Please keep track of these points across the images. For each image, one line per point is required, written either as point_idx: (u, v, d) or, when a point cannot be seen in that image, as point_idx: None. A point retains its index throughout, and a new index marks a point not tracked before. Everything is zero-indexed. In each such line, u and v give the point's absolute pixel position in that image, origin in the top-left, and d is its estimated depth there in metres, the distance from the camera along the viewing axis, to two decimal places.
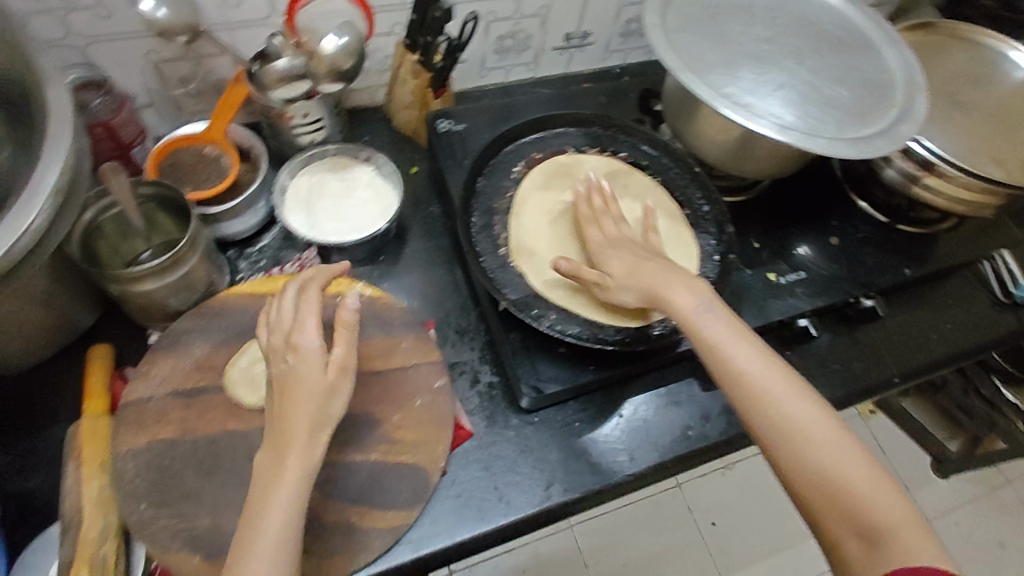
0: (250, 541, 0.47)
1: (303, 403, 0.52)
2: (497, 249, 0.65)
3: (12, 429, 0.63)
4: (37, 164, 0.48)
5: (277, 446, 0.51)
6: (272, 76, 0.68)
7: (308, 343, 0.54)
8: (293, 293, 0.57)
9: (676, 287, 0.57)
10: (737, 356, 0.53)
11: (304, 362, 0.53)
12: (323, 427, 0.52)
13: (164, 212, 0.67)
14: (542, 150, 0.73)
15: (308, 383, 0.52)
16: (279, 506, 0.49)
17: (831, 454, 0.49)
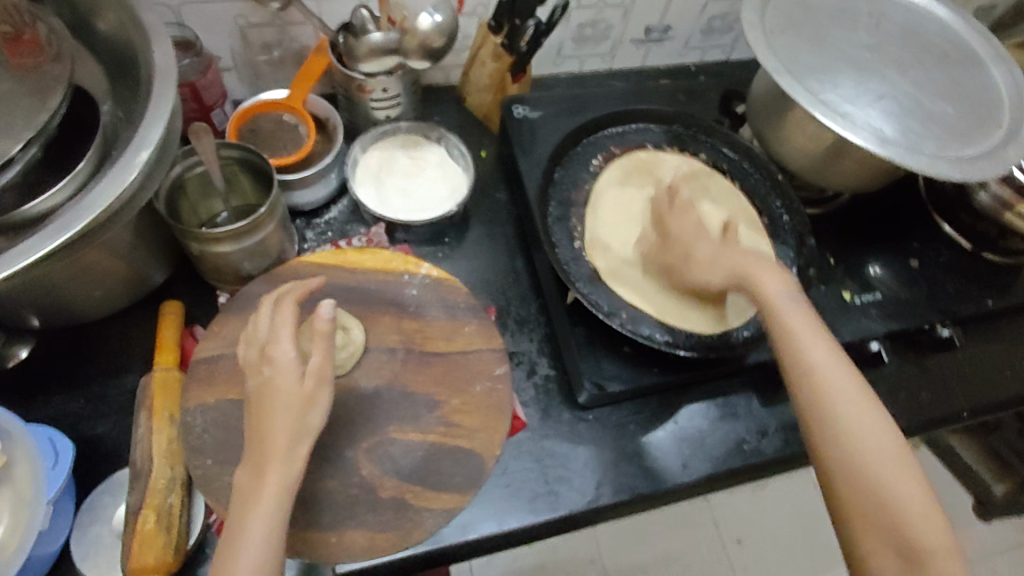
0: (230, 557, 0.47)
1: (278, 416, 0.50)
2: (572, 241, 0.64)
3: (87, 375, 0.65)
4: (143, 121, 0.49)
5: (255, 461, 0.49)
6: (364, 49, 0.70)
7: (280, 355, 0.52)
8: (269, 308, 0.56)
9: (765, 274, 0.58)
10: (812, 351, 0.54)
11: (276, 373, 0.51)
12: (301, 439, 0.50)
13: (245, 176, 0.68)
14: (621, 145, 0.71)
15: (280, 395, 0.50)
16: (257, 523, 0.48)
17: (887, 474, 0.50)
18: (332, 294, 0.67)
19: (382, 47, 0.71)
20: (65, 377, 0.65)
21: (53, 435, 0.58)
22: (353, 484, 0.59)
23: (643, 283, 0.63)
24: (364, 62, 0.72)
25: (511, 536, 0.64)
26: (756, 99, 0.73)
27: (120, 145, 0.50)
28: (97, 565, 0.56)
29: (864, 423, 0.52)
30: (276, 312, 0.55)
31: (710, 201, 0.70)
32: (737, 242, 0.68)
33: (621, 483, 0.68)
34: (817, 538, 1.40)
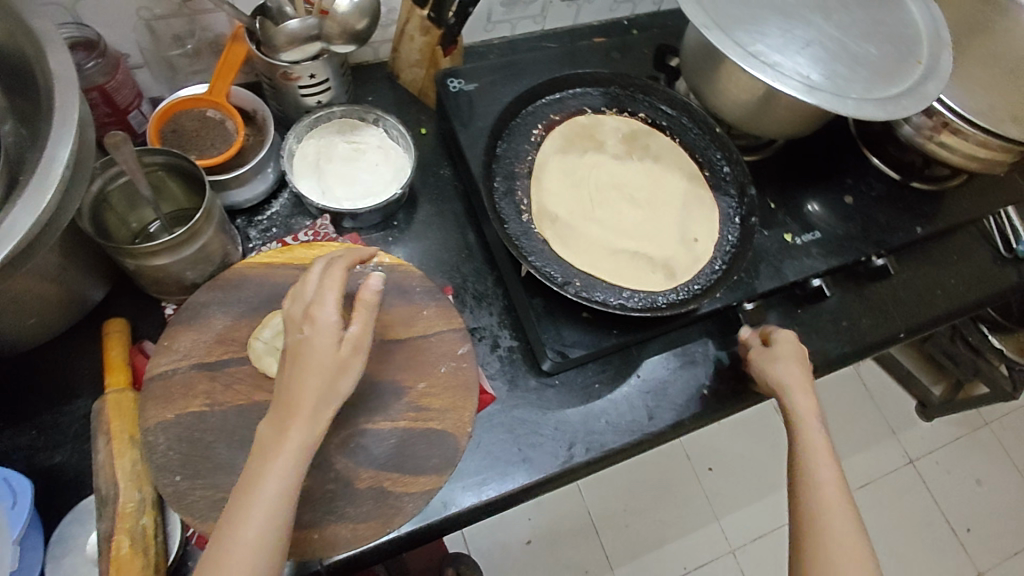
0: (241, 509, 0.47)
1: (309, 377, 0.50)
2: (521, 215, 0.64)
3: (35, 404, 0.63)
4: (49, 139, 0.46)
5: (281, 417, 0.50)
6: (283, 39, 0.67)
7: (325, 317, 0.51)
8: (320, 268, 0.56)
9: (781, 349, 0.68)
10: (792, 397, 0.64)
11: (315, 335, 0.51)
12: (325, 405, 0.51)
13: (174, 180, 0.65)
14: (560, 112, 0.71)
15: (318, 357, 0.50)
16: (272, 479, 0.48)
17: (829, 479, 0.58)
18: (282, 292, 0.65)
19: (303, 34, 0.68)
20: (11, 411, 0.62)
21: (9, 473, 0.56)
22: (329, 478, 0.59)
23: (594, 250, 0.64)
24: (286, 49, 0.69)
25: (491, 504, 0.66)
26: (690, 53, 0.73)
27: (27, 168, 0.47)
28: None
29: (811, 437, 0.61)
30: (319, 275, 0.54)
31: (651, 160, 0.71)
32: (680, 199, 0.69)
33: (592, 442, 0.70)
34: (780, 463, 1.48)
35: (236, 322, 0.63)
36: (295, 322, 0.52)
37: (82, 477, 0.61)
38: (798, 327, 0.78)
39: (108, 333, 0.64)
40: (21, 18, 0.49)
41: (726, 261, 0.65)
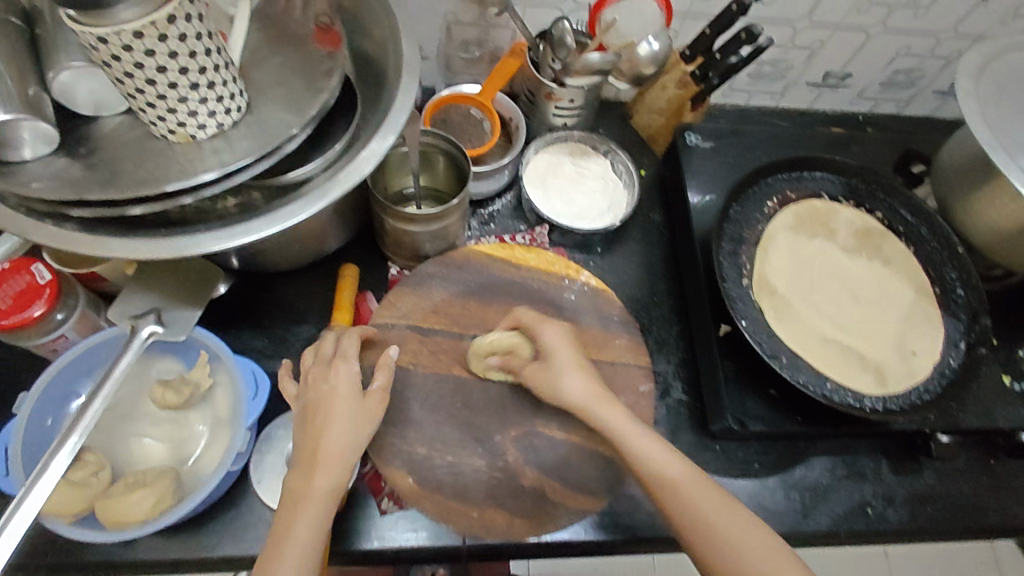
0: (279, 547, 0.51)
1: (339, 423, 0.57)
2: (741, 279, 0.65)
3: (270, 317, 0.72)
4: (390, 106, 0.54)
5: (309, 464, 0.55)
6: (577, 67, 0.72)
7: (347, 372, 0.60)
8: (334, 333, 0.64)
9: (561, 372, 0.62)
10: (602, 416, 0.60)
11: (341, 386, 0.59)
12: (352, 450, 0.57)
13: (440, 161, 0.73)
14: (797, 190, 0.71)
15: (342, 404, 0.58)
16: (308, 516, 0.53)
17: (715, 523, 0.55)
18: (495, 285, 0.70)
19: (596, 67, 0.71)
20: (251, 316, 0.72)
21: (256, 367, 0.62)
22: (498, 466, 0.63)
23: (806, 333, 0.63)
24: (573, 76, 0.74)
25: (626, 543, 0.67)
26: (946, 164, 0.74)
27: (368, 127, 0.55)
28: (269, 489, 0.62)
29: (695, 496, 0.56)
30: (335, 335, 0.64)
31: (879, 261, 0.69)
32: (903, 309, 0.67)
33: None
34: None
35: (452, 299, 0.69)
36: (547, 343, 0.64)
37: None
38: (986, 477, 0.73)
39: (342, 277, 0.72)
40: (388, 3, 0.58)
41: (941, 385, 0.62)
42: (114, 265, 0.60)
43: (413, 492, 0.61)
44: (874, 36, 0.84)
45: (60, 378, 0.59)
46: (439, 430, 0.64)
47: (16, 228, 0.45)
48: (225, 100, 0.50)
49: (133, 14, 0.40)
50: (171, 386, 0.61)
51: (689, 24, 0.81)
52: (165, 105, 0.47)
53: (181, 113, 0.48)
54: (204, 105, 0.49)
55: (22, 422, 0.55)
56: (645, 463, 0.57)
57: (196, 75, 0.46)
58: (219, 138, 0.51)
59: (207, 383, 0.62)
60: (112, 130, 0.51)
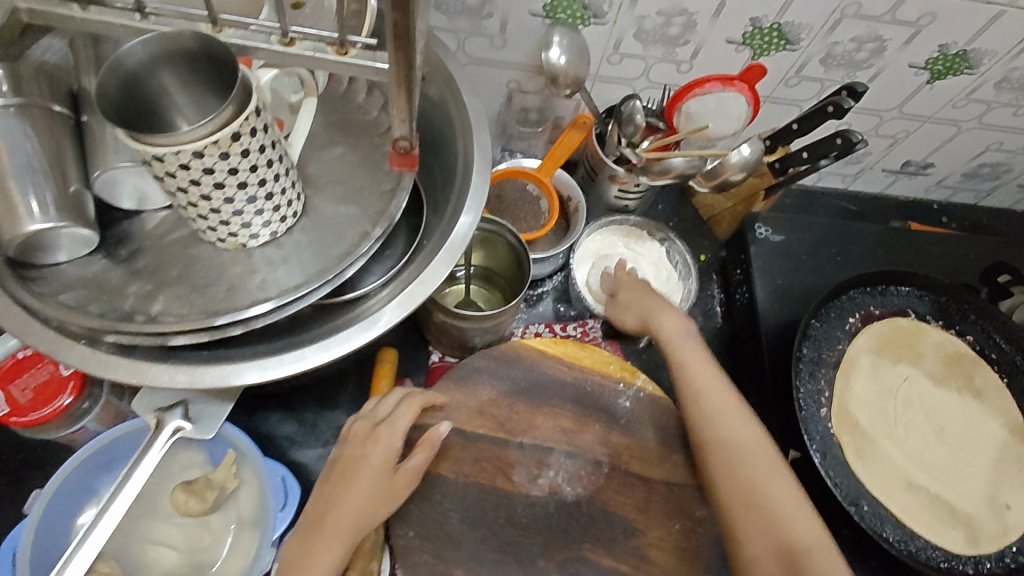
0: None
1: (356, 496, 0.55)
2: (820, 410, 0.59)
3: (301, 399, 0.68)
4: (455, 213, 0.49)
5: (313, 532, 0.54)
6: (658, 170, 0.68)
7: (389, 444, 0.57)
8: (400, 394, 0.63)
9: (666, 315, 0.65)
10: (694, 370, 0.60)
11: (374, 452, 0.57)
12: (362, 527, 0.54)
13: (496, 246, 0.69)
14: (881, 307, 0.65)
15: (369, 473, 0.56)
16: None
17: (769, 480, 0.53)
18: (545, 386, 0.65)
19: (678, 170, 0.68)
20: (281, 397, 0.67)
21: (286, 474, 0.57)
22: None
23: (890, 479, 0.57)
24: (650, 173, 0.70)
25: None
26: None
27: (432, 236, 0.50)
28: None
29: (779, 488, 0.53)
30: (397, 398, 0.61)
31: (972, 395, 0.63)
32: (995, 453, 0.60)
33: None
34: None
35: (499, 399, 0.64)
36: (627, 309, 0.68)
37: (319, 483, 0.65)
38: None
39: (382, 365, 0.67)
40: (458, 90, 0.52)
41: None
42: None
43: None
44: (966, 130, 0.78)
45: (75, 475, 0.54)
46: (478, 549, 0.59)
47: (45, 346, 0.41)
48: (281, 208, 0.45)
49: (194, 134, 0.36)
50: (195, 491, 0.56)
51: (770, 108, 0.75)
52: (218, 216, 0.43)
53: (233, 224, 0.44)
54: (260, 215, 0.44)
55: (33, 523, 0.52)
56: (716, 436, 0.55)
57: (254, 186, 0.42)
58: (272, 246, 0.47)
59: (233, 484, 0.57)
60: (155, 228, 0.47)
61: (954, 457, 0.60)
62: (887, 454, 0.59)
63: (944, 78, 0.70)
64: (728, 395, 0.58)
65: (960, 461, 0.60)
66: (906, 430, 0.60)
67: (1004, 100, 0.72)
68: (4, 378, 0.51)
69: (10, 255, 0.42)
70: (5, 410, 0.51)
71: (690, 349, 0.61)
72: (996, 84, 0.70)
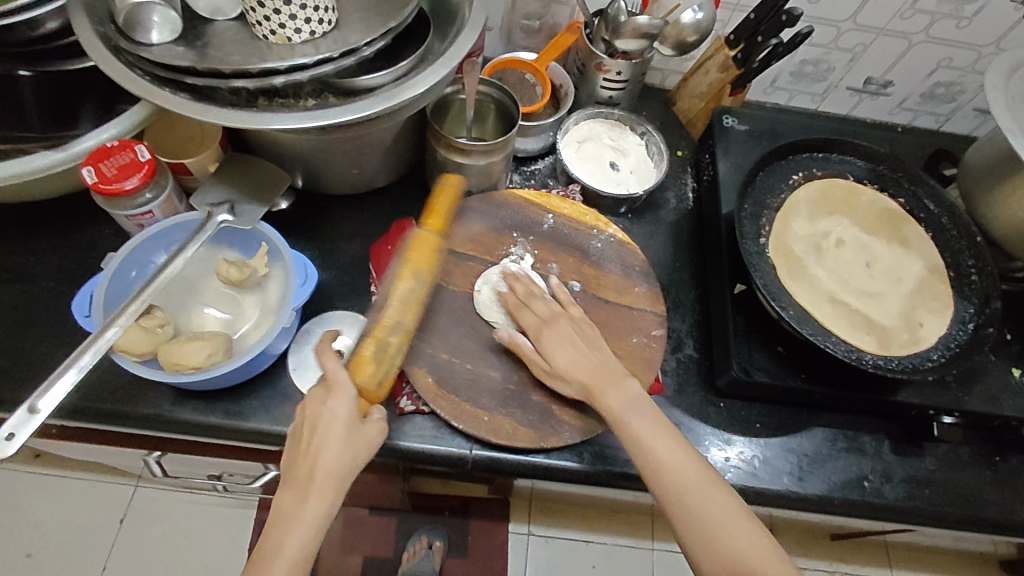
0: (279, 547, 0.51)
1: (330, 446, 0.54)
2: (759, 237, 0.69)
3: (322, 232, 0.80)
4: (459, 36, 0.62)
5: (301, 485, 0.53)
6: (629, 27, 0.79)
7: (319, 421, 0.56)
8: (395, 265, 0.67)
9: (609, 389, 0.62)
10: (635, 432, 0.60)
11: (310, 427, 0.56)
12: (349, 470, 0.55)
13: (494, 112, 0.81)
14: (823, 169, 0.75)
15: (336, 445, 0.54)
16: (302, 526, 0.52)
17: (733, 536, 0.55)
18: (528, 227, 0.77)
19: (645, 29, 0.79)
20: (306, 231, 0.80)
21: (307, 261, 0.70)
22: (512, 380, 0.68)
23: (818, 293, 0.67)
24: (624, 36, 0.81)
25: (618, 477, 0.70)
26: (973, 162, 0.77)
27: (436, 54, 0.63)
28: (303, 376, 0.69)
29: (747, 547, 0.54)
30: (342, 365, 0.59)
31: (899, 243, 0.72)
32: (912, 285, 0.69)
33: (723, 466, 0.72)
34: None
35: (488, 232, 0.76)
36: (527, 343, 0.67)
37: (331, 297, 0.77)
38: (990, 472, 0.76)
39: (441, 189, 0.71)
40: None
41: (944, 355, 0.64)
42: (201, 159, 0.71)
43: (430, 390, 0.66)
44: (916, 44, 0.88)
45: (142, 248, 0.67)
46: (462, 341, 0.69)
47: (138, 88, 0.54)
48: (320, 11, 0.58)
49: None
50: (235, 264, 0.68)
51: (738, 15, 0.87)
52: (272, 5, 0.56)
53: (283, 15, 0.56)
54: (303, 12, 0.57)
55: (109, 273, 0.64)
56: (683, 503, 0.56)
57: None
58: (310, 45, 0.59)
59: (264, 271, 0.69)
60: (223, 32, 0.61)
61: (875, 285, 0.69)
62: (815, 276, 0.68)
63: None
64: (683, 459, 0.58)
65: (882, 288, 0.69)
66: (834, 259, 0.70)
67: (946, 11, 0.83)
68: (95, 157, 0.65)
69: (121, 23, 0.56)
70: (93, 179, 0.64)
71: (638, 422, 0.60)
72: None
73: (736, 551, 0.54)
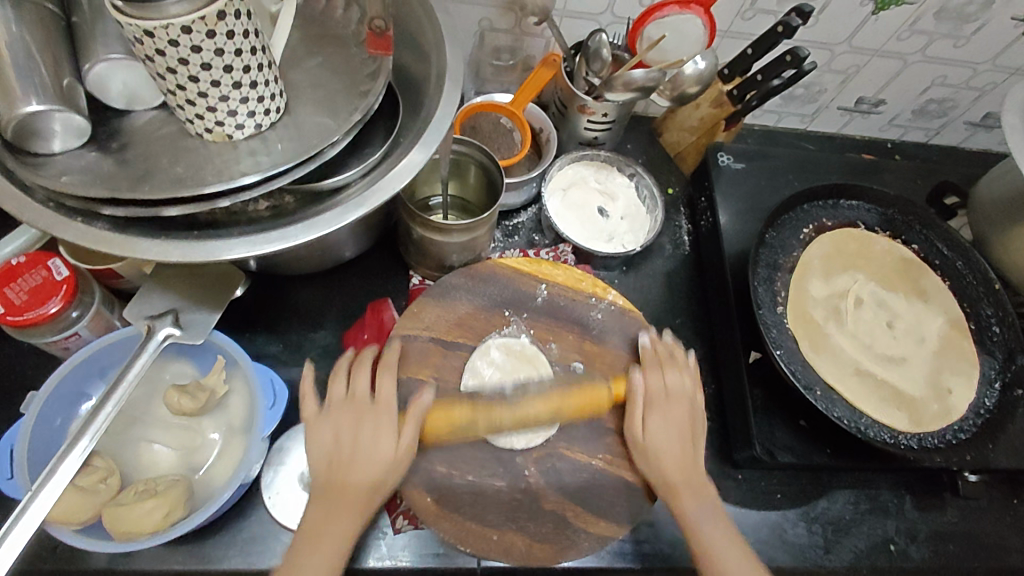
0: (338, 487, 0.55)
1: (369, 422, 0.58)
2: (776, 306, 0.64)
3: (285, 320, 0.70)
4: (434, 114, 0.52)
5: (361, 414, 0.59)
6: (624, 81, 0.70)
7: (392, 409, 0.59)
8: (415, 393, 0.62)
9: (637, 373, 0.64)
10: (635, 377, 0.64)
11: (384, 412, 0.59)
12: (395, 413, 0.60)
13: (472, 171, 0.72)
14: (833, 218, 0.70)
15: (387, 386, 0.61)
16: (332, 539, 0.53)
17: (682, 483, 0.60)
18: (519, 302, 0.69)
19: (639, 83, 0.70)
20: (267, 320, 0.70)
21: (274, 376, 0.60)
22: (519, 488, 0.61)
23: (842, 367, 0.62)
24: (614, 89, 0.72)
25: (638, 574, 0.65)
26: (983, 199, 0.73)
27: (409, 136, 0.53)
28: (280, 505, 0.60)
29: (694, 491, 0.60)
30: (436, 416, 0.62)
31: (917, 297, 0.68)
32: (934, 345, 0.66)
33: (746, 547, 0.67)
34: None
35: (476, 312, 0.68)
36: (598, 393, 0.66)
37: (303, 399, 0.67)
38: (1010, 517, 0.73)
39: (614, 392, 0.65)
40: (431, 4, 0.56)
41: (976, 424, 0.62)
42: (132, 261, 0.59)
43: (430, 511, 0.59)
44: (911, 64, 0.83)
45: (70, 379, 0.57)
46: (459, 447, 0.62)
47: (41, 223, 0.44)
48: (266, 100, 0.47)
49: (183, 8, 0.38)
50: (187, 391, 0.58)
51: (727, 43, 0.79)
52: (205, 102, 0.45)
53: (220, 112, 0.46)
54: (245, 105, 0.46)
55: (31, 421, 0.53)
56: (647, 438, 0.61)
57: (239, 72, 0.44)
58: (256, 140, 0.49)
59: (223, 390, 0.59)
60: (143, 126, 0.49)
61: (896, 350, 0.65)
62: (835, 345, 0.63)
63: (888, 9, 0.74)
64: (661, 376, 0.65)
65: (903, 351, 0.65)
66: (849, 320, 0.65)
67: (945, 31, 0.77)
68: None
69: (8, 137, 0.44)
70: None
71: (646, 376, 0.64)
72: (936, 14, 0.75)
73: (688, 505, 0.59)
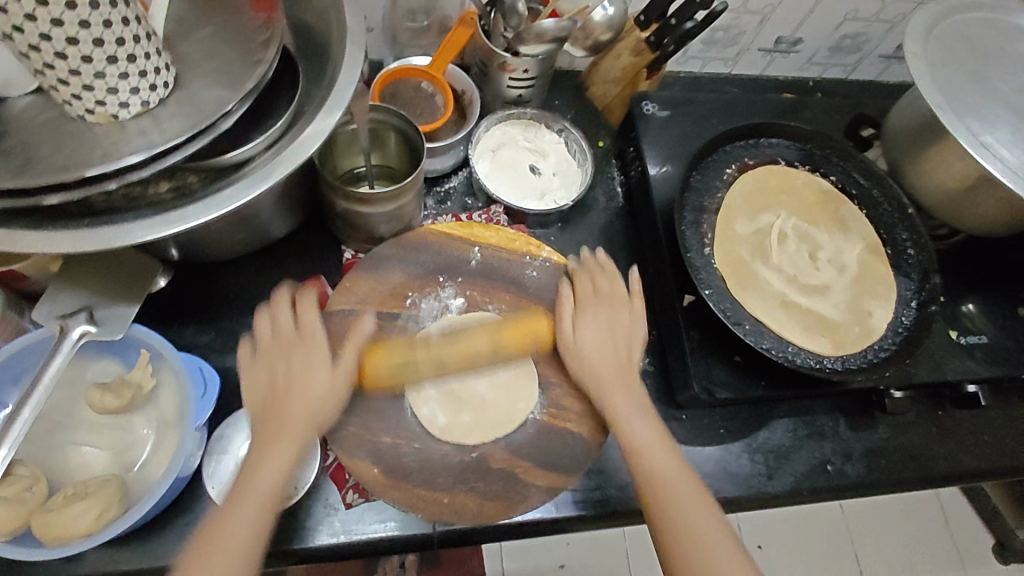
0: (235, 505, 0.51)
1: (287, 439, 0.54)
2: (704, 248, 0.67)
3: (215, 309, 0.68)
4: (336, 78, 0.51)
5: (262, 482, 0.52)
6: (533, 33, 0.69)
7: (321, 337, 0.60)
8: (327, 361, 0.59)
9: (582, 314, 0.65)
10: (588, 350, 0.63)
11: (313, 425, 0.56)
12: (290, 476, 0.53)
13: (393, 136, 0.69)
14: (755, 157, 0.73)
15: (290, 437, 0.54)
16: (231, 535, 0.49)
17: (657, 462, 0.57)
18: (452, 267, 0.69)
19: (552, 34, 0.69)
20: (196, 311, 0.68)
21: (203, 364, 0.59)
22: (466, 450, 0.62)
23: (769, 301, 0.66)
24: (528, 42, 0.70)
25: (593, 519, 0.66)
26: (896, 127, 0.75)
27: (313, 103, 0.52)
28: None
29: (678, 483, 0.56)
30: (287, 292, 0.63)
31: (837, 227, 0.71)
32: (854, 273, 0.69)
33: None
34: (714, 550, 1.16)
35: (410, 281, 0.67)
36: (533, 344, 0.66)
37: (242, 387, 0.66)
38: (935, 428, 0.78)
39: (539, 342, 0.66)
40: None
41: (895, 342, 0.65)
42: (35, 261, 0.56)
43: (379, 483, 0.59)
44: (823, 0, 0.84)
45: None
46: (403, 417, 0.62)
47: None
48: (149, 74, 0.45)
49: None
50: (110, 389, 0.56)
51: None
52: (80, 80, 0.42)
53: (99, 90, 0.43)
54: (126, 80, 0.44)
55: None
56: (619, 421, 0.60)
57: (113, 46, 0.41)
58: (146, 117, 0.46)
59: (151, 384, 0.57)
60: (19, 113, 0.46)
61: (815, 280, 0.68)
62: (759, 280, 0.67)
63: None
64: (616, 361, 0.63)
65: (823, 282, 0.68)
66: (769, 253, 0.69)
67: None
68: None
69: None
70: None
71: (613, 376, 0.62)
72: None
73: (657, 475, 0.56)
